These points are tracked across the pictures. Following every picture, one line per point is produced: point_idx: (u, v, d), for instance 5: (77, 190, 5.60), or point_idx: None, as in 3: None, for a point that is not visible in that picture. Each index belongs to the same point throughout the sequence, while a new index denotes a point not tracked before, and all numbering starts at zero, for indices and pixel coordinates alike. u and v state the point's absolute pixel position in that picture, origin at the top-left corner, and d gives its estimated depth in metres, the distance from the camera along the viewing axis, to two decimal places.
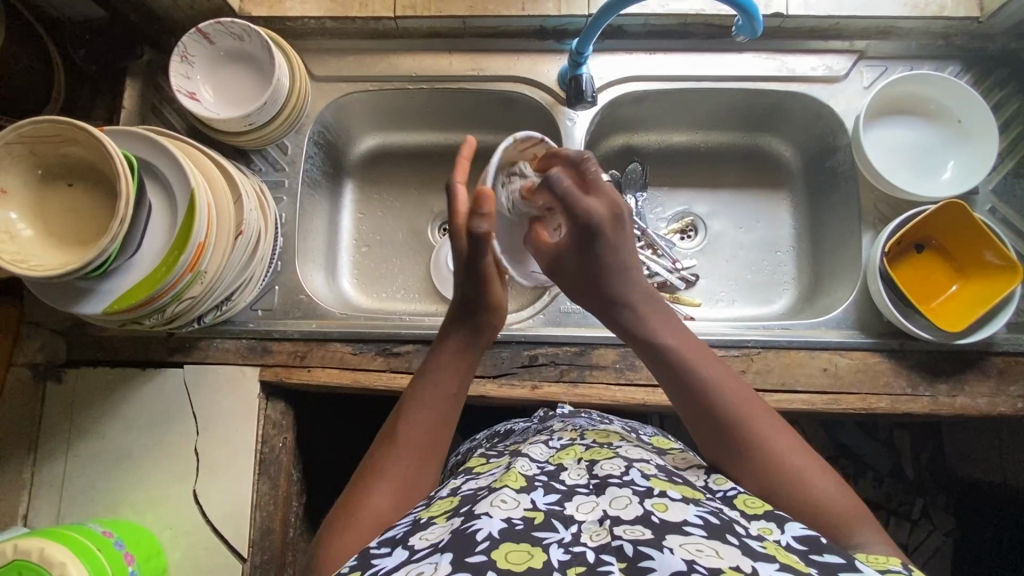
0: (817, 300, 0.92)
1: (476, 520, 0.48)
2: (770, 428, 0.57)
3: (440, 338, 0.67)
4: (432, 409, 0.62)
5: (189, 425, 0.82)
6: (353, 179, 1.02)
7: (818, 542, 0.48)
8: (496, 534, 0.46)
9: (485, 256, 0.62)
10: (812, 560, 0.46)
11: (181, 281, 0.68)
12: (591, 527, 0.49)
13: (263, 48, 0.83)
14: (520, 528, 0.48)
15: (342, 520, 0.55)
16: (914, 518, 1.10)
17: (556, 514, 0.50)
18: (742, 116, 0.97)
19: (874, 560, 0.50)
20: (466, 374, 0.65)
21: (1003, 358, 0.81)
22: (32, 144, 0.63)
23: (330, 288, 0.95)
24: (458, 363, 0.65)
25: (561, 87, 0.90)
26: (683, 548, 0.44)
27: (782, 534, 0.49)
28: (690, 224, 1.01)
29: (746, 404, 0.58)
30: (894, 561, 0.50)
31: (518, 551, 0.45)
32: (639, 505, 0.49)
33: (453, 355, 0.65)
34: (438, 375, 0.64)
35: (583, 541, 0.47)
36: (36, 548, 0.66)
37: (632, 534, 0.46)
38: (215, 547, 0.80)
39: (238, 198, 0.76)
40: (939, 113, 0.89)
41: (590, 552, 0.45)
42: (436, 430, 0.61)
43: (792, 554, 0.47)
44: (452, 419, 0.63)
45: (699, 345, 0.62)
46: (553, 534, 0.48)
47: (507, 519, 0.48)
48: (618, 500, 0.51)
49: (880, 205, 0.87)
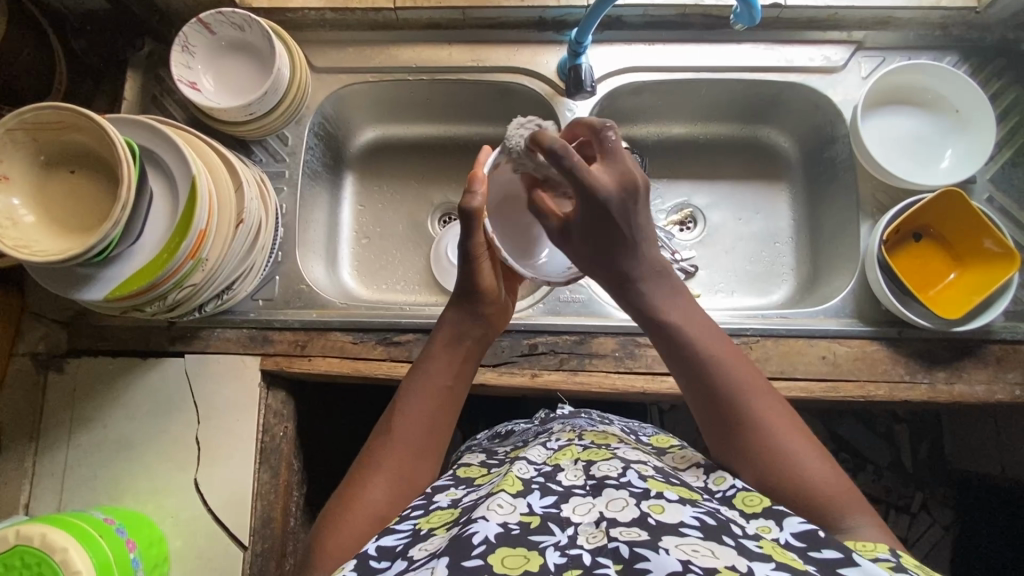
0: (817, 290, 0.93)
1: (473, 523, 0.48)
2: (780, 428, 0.57)
3: (438, 326, 0.69)
4: (429, 400, 0.63)
5: (191, 414, 0.83)
6: (354, 171, 1.03)
7: (817, 536, 0.48)
8: (493, 537, 0.47)
9: (474, 234, 0.64)
10: (810, 557, 0.46)
11: (182, 267, 0.68)
12: (588, 530, 0.49)
13: (263, 37, 0.83)
14: (516, 532, 0.48)
15: (337, 513, 0.56)
16: (913, 512, 1.11)
17: (553, 517, 0.50)
18: (740, 108, 0.98)
19: (863, 549, 0.49)
20: (462, 366, 0.67)
21: (1001, 346, 0.81)
22: (34, 131, 0.64)
23: (331, 279, 0.96)
24: (454, 353, 0.66)
25: (560, 78, 0.91)
26: (678, 548, 0.44)
27: (781, 532, 0.49)
28: (689, 215, 1.01)
29: (770, 420, 0.57)
30: (883, 548, 0.49)
31: (514, 556, 0.46)
32: (634, 508, 0.49)
33: (448, 345, 0.67)
34: (433, 365, 0.65)
35: (580, 543, 0.47)
36: (38, 534, 0.67)
37: (628, 536, 0.46)
38: (217, 536, 0.80)
39: (238, 185, 0.76)
40: (936, 102, 0.89)
41: (586, 555, 0.46)
42: (432, 420, 0.62)
43: (790, 552, 0.47)
44: (449, 411, 0.64)
45: (727, 349, 0.61)
46: (549, 537, 0.48)
47: (504, 523, 0.49)
48: (615, 503, 0.51)
49: (879, 194, 0.87)
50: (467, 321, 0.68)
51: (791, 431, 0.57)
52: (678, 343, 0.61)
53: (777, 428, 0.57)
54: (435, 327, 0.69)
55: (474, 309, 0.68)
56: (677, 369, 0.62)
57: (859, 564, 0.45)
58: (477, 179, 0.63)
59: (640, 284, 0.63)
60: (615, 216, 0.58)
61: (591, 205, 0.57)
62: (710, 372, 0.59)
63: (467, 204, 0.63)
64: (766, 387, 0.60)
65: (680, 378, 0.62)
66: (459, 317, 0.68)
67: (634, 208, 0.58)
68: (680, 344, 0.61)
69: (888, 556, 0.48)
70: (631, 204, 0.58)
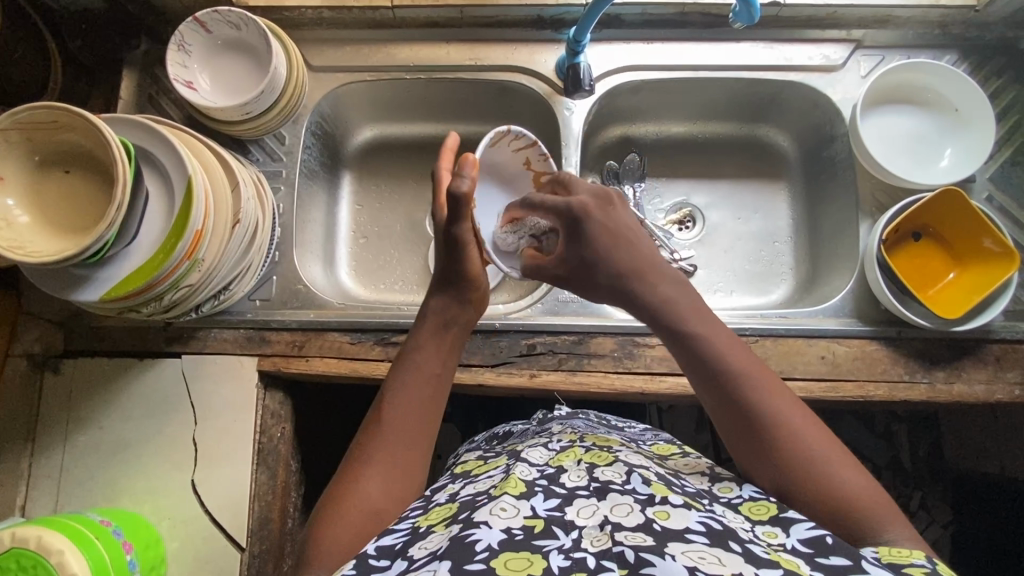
0: (816, 289, 0.92)
1: (475, 529, 0.48)
2: (811, 439, 0.56)
3: (423, 315, 0.68)
4: (418, 389, 0.62)
5: (187, 415, 0.82)
6: (351, 171, 1.02)
7: (826, 544, 0.48)
8: (495, 544, 0.47)
9: (463, 222, 0.64)
10: (817, 563, 0.46)
11: (178, 269, 0.68)
12: (592, 533, 0.49)
13: (260, 36, 0.83)
14: (520, 537, 0.48)
15: (331, 511, 0.55)
16: (912, 510, 1.10)
17: (557, 520, 0.50)
18: (738, 106, 0.98)
19: (896, 554, 0.49)
20: (449, 353, 0.66)
21: (1000, 345, 0.81)
22: (28, 131, 0.63)
23: (329, 279, 0.95)
24: (440, 341, 0.66)
25: (558, 77, 0.90)
26: (684, 555, 0.44)
27: (788, 538, 0.50)
28: (688, 214, 1.01)
29: (801, 431, 0.56)
30: (918, 554, 0.48)
31: (517, 559, 0.46)
32: (640, 514, 0.49)
33: (434, 331, 0.67)
34: (420, 354, 0.65)
35: (584, 546, 0.47)
36: (34, 537, 0.66)
37: (633, 540, 0.46)
38: (215, 538, 0.80)
39: (235, 185, 0.76)
40: (935, 101, 0.89)
41: (591, 558, 0.45)
42: (422, 409, 0.62)
43: (796, 557, 0.47)
44: (438, 399, 0.64)
45: (753, 360, 0.61)
46: (553, 541, 0.48)
47: (507, 529, 0.48)
48: (620, 507, 0.50)
49: (878, 194, 0.87)
50: (452, 307, 0.68)
51: (814, 433, 0.57)
52: (695, 348, 0.61)
53: (799, 432, 0.56)
54: (419, 316, 0.68)
55: (459, 294, 0.68)
56: (696, 375, 0.61)
57: (869, 571, 0.45)
58: (467, 163, 0.62)
59: (644, 293, 0.64)
60: (597, 221, 0.66)
61: (573, 215, 0.66)
62: (731, 377, 0.59)
63: (456, 188, 0.61)
64: (784, 389, 0.59)
65: (701, 388, 0.61)
66: (444, 304, 0.68)
67: (613, 211, 0.68)
68: (699, 354, 0.61)
69: (924, 563, 0.47)
70: (607, 208, 0.67)
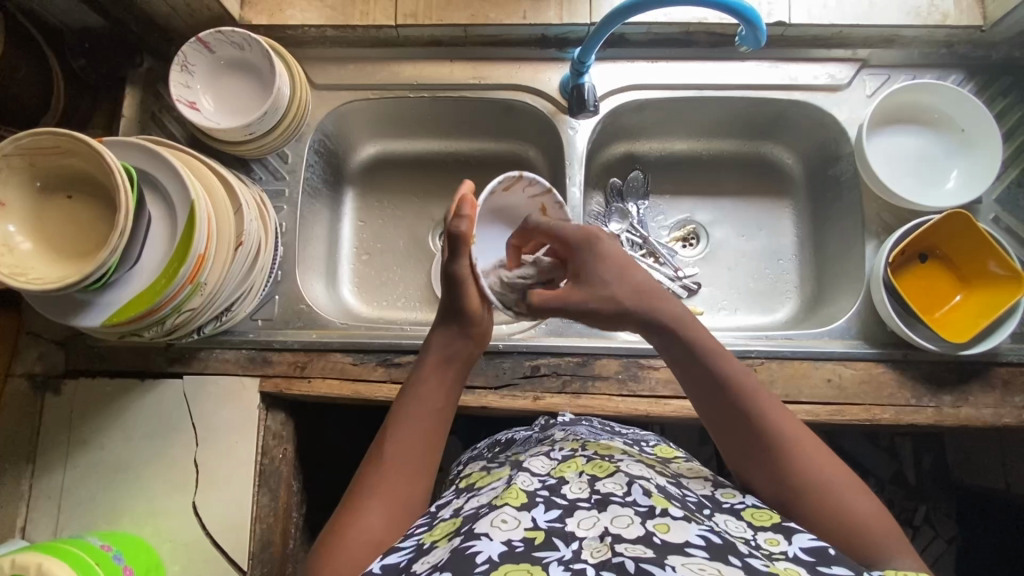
0: (821, 309, 0.92)
1: (476, 541, 0.48)
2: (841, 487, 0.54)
3: (427, 346, 0.66)
4: (417, 424, 0.61)
5: (188, 437, 0.82)
6: (353, 188, 1.02)
7: (827, 554, 0.48)
8: (496, 556, 0.46)
9: (461, 258, 0.63)
10: (818, 573, 0.46)
11: (181, 292, 0.67)
12: (593, 544, 0.48)
13: (263, 56, 0.82)
14: (520, 549, 0.48)
15: (332, 540, 0.55)
16: (915, 526, 1.09)
17: (557, 531, 0.50)
18: (743, 125, 0.97)
19: None
20: (453, 385, 0.65)
21: (1007, 369, 0.80)
22: (31, 156, 0.63)
23: (331, 297, 0.95)
24: (445, 373, 0.64)
25: (562, 96, 0.90)
26: (684, 567, 0.44)
27: (790, 545, 0.49)
28: (692, 232, 1.00)
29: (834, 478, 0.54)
30: None
31: (518, 571, 0.45)
32: (640, 526, 0.48)
33: (440, 363, 0.65)
34: (424, 384, 0.63)
35: (584, 558, 0.46)
36: (33, 563, 0.65)
37: (633, 552, 0.45)
38: (215, 560, 0.79)
39: (238, 208, 0.75)
40: (942, 121, 0.88)
41: (590, 569, 0.45)
42: (423, 441, 0.61)
43: (800, 566, 0.46)
44: (440, 429, 0.62)
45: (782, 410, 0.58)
46: (553, 552, 0.47)
47: (507, 541, 0.48)
48: (620, 519, 0.50)
49: (884, 214, 0.86)
50: (457, 337, 0.66)
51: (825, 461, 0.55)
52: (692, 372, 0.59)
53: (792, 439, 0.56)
54: (424, 344, 0.67)
55: (462, 327, 0.66)
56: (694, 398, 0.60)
57: None
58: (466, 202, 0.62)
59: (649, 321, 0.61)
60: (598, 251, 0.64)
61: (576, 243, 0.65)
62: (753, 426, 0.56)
63: (455, 228, 0.61)
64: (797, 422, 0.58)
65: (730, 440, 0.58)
66: (449, 334, 0.66)
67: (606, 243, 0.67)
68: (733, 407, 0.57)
69: None
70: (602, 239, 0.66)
